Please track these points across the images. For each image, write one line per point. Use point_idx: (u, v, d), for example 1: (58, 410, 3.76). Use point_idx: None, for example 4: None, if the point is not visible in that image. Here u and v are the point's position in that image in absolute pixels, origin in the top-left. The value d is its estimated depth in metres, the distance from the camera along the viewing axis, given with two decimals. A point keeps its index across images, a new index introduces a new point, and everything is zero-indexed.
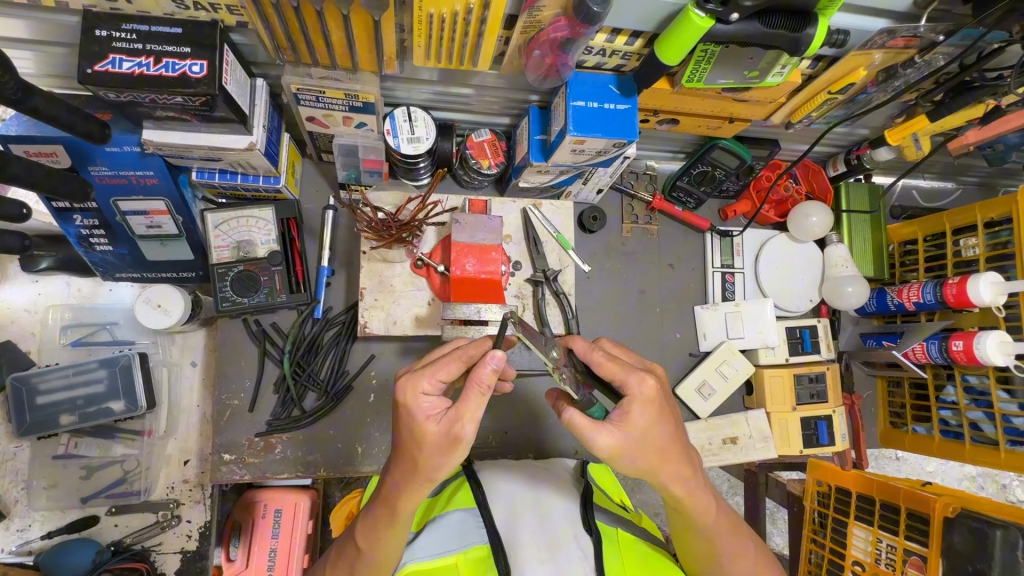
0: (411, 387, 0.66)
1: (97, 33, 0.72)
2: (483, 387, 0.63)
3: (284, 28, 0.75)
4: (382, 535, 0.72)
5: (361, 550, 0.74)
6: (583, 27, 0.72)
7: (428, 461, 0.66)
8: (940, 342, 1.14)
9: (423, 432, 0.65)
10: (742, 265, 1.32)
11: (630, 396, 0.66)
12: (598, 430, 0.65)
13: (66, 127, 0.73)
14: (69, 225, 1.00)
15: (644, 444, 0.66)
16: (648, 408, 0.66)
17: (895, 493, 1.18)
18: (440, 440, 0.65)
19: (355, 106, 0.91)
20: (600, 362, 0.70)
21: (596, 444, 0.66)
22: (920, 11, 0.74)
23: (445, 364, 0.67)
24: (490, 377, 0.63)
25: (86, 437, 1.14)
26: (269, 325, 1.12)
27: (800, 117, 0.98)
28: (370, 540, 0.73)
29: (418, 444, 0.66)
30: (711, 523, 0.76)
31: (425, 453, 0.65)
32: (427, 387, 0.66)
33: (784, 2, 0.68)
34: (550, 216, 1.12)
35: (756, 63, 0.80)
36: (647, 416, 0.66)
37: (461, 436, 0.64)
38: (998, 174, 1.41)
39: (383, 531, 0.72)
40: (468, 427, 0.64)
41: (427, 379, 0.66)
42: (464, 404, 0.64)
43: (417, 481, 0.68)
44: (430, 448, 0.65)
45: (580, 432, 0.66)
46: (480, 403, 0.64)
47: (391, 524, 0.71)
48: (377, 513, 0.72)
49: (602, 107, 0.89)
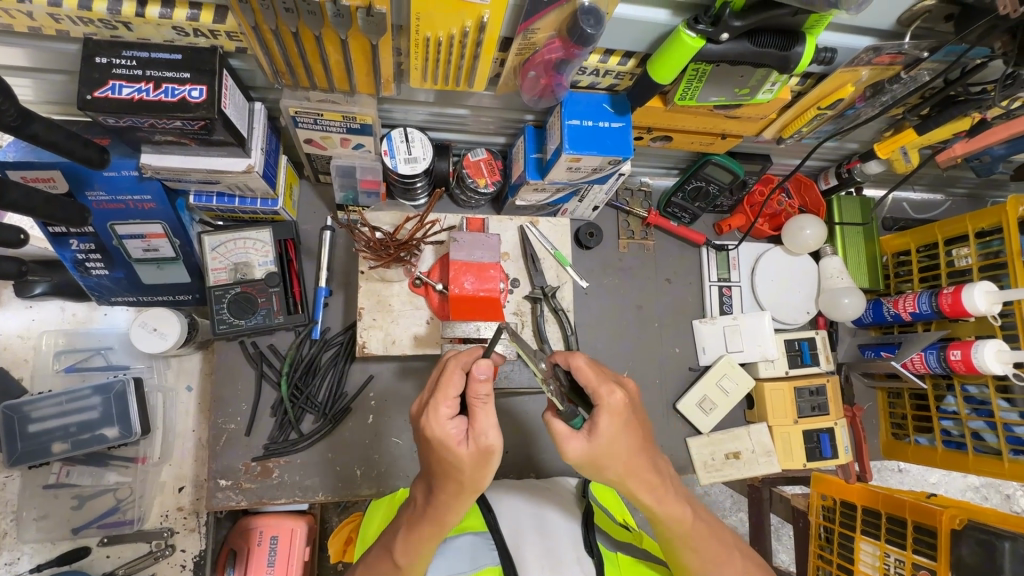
0: (433, 415, 0.65)
1: (97, 60, 0.73)
2: (487, 395, 0.65)
3: (282, 53, 0.77)
4: (425, 544, 0.71)
5: (403, 568, 0.71)
6: (577, 48, 0.74)
7: (469, 478, 0.66)
8: (938, 351, 1.14)
9: (457, 457, 0.65)
10: (739, 279, 1.33)
11: (602, 407, 0.67)
12: (570, 439, 0.66)
13: (65, 153, 0.73)
14: (64, 250, 1.00)
15: (615, 452, 0.67)
16: (616, 418, 0.67)
17: (900, 505, 1.17)
18: (473, 459, 0.65)
19: (353, 128, 0.92)
20: (580, 369, 0.70)
21: (567, 453, 0.67)
22: (904, 29, 0.75)
23: (452, 384, 0.66)
24: (489, 384, 0.64)
25: (78, 465, 1.12)
26: (267, 347, 1.11)
27: (791, 132, 1.00)
28: (412, 554, 0.71)
29: (455, 466, 0.65)
30: (687, 531, 0.77)
31: (464, 473, 0.65)
32: (446, 411, 0.66)
33: (773, 22, 0.70)
34: (547, 233, 1.12)
35: (747, 80, 0.82)
36: (615, 427, 0.67)
37: (490, 446, 0.64)
38: (985, 185, 1.44)
39: (429, 542, 0.71)
40: (494, 437, 0.64)
41: (444, 405, 0.65)
42: (480, 418, 0.64)
43: (461, 496, 0.68)
44: (467, 469, 0.65)
45: (556, 439, 0.67)
46: (491, 410, 0.65)
47: (436, 535, 0.70)
48: (420, 528, 0.71)
49: (597, 126, 0.90)
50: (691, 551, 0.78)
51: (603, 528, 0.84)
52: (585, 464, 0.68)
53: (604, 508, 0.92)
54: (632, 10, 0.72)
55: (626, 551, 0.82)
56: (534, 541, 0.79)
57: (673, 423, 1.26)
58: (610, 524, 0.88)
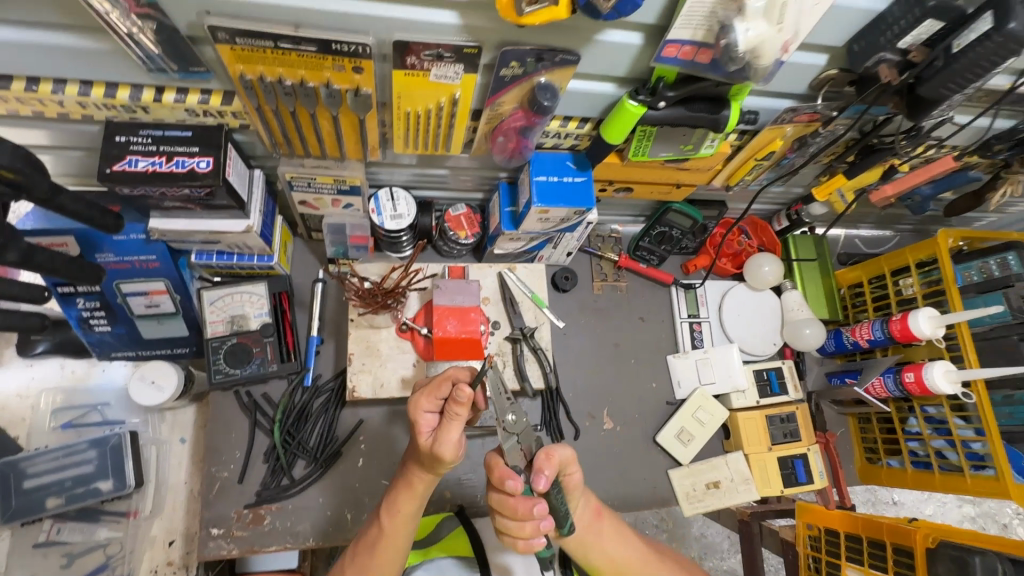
0: (415, 405, 0.77)
1: (117, 139, 0.83)
2: (456, 414, 0.73)
3: (280, 128, 0.87)
4: (403, 508, 0.84)
5: (383, 531, 0.85)
6: (537, 117, 0.85)
7: (428, 462, 0.79)
8: (895, 374, 1.22)
9: (419, 440, 0.78)
10: (707, 315, 1.42)
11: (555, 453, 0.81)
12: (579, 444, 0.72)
13: (84, 219, 0.82)
14: (71, 308, 1.07)
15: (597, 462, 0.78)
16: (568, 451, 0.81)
17: (879, 529, 1.21)
18: (429, 450, 0.77)
19: (343, 190, 1.02)
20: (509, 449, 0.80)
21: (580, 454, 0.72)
22: (815, 93, 0.88)
23: (439, 387, 0.76)
24: (462, 407, 0.71)
25: (70, 521, 1.14)
26: (260, 396, 1.16)
27: (737, 179, 1.12)
28: (392, 514, 0.85)
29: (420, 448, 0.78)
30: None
31: (424, 457, 0.78)
32: (427, 406, 0.77)
33: (703, 92, 0.82)
34: (525, 279, 1.21)
35: (690, 138, 0.94)
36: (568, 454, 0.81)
37: (441, 455, 0.74)
38: (926, 221, 1.57)
39: (406, 506, 0.84)
40: (445, 449, 0.74)
41: (426, 401, 0.77)
42: (445, 427, 0.74)
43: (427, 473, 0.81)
44: (424, 453, 0.78)
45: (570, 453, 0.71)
46: (456, 428, 0.73)
47: (411, 501, 0.84)
48: (398, 490, 0.86)
49: (562, 181, 1.01)
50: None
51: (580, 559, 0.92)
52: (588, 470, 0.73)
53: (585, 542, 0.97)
54: (582, 85, 0.84)
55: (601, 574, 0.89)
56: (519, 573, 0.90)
57: (655, 456, 1.30)
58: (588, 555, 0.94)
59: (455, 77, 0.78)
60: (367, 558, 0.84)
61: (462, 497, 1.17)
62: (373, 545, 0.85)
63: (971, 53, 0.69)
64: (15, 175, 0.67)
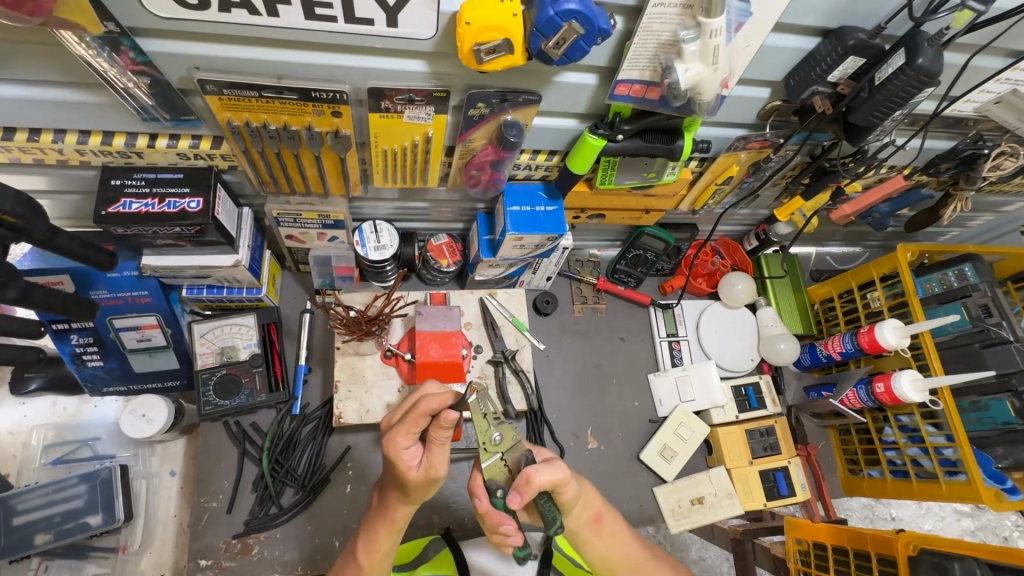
0: (392, 444, 0.75)
1: (112, 182, 0.89)
2: (444, 437, 0.73)
3: (266, 168, 0.93)
4: (382, 545, 0.82)
5: (363, 568, 0.82)
6: (506, 151, 0.92)
7: (416, 492, 0.78)
8: (866, 386, 1.26)
9: (406, 477, 0.75)
10: (686, 333, 1.46)
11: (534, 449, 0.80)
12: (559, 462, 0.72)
13: (79, 258, 0.86)
14: (64, 345, 1.10)
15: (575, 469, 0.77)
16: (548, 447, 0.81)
17: (863, 540, 1.23)
18: (419, 482, 0.75)
19: (328, 224, 1.08)
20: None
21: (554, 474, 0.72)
22: (763, 122, 0.95)
23: (414, 420, 0.74)
24: (448, 430, 0.72)
25: (57, 558, 1.15)
26: (249, 425, 1.18)
27: (702, 203, 1.19)
28: (370, 552, 0.82)
29: (404, 484, 0.77)
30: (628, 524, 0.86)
31: (413, 490, 0.77)
32: (404, 442, 0.75)
33: (658, 124, 0.89)
34: (505, 303, 1.25)
35: (652, 166, 1.01)
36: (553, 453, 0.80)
37: (438, 476, 0.75)
38: (893, 237, 1.63)
39: (384, 542, 0.82)
40: (440, 470, 0.75)
41: (403, 437, 0.75)
42: (432, 453, 0.74)
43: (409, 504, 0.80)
44: (412, 487, 0.76)
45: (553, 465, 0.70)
46: (447, 448, 0.75)
47: (388, 534, 0.82)
48: (376, 527, 0.83)
49: (534, 209, 1.07)
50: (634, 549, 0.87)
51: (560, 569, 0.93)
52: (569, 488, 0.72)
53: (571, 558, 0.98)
54: (547, 121, 0.91)
55: None
56: None
57: (640, 474, 1.33)
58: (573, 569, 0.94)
59: (427, 118, 0.84)
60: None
61: (450, 521, 1.18)
62: None
63: (889, 86, 0.77)
64: (17, 219, 0.72)
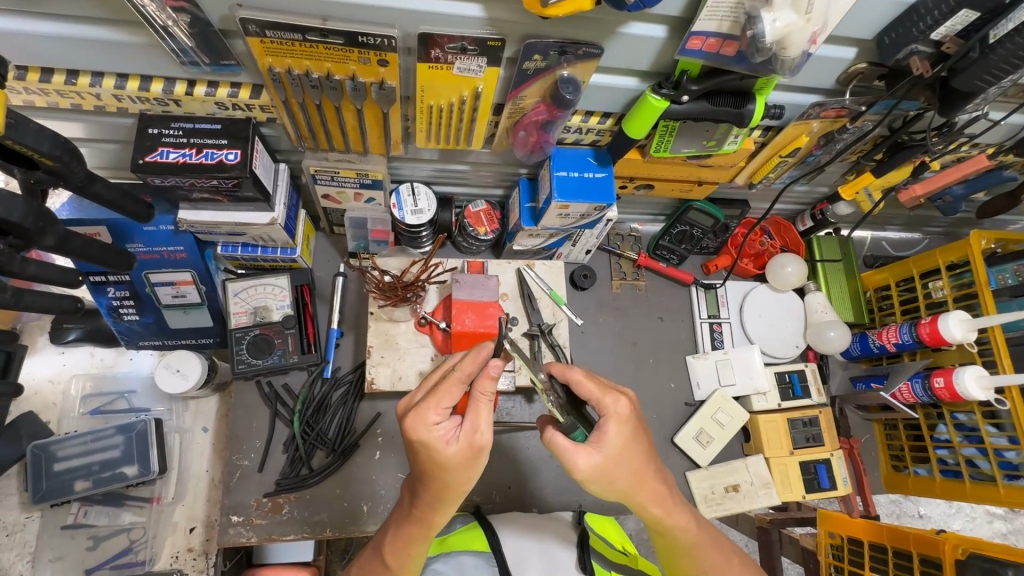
0: (422, 420, 0.69)
1: (150, 131, 0.86)
2: (486, 395, 0.70)
3: (306, 121, 0.89)
4: (413, 549, 0.78)
5: (390, 567, 0.78)
6: (560, 111, 0.85)
7: (457, 476, 0.71)
8: (923, 380, 1.18)
9: (445, 456, 0.69)
10: (728, 315, 1.39)
11: (608, 416, 0.73)
12: (578, 451, 0.71)
13: (117, 208, 0.84)
14: (101, 297, 1.10)
15: (620, 463, 0.72)
16: (623, 426, 0.72)
17: (905, 539, 1.13)
18: (461, 456, 0.70)
19: (366, 184, 1.03)
20: (582, 382, 0.75)
21: (577, 464, 0.71)
22: (843, 87, 0.87)
23: (445, 392, 0.70)
24: (491, 382, 0.70)
25: (96, 504, 1.17)
26: (281, 386, 1.18)
27: (760, 177, 1.11)
28: (399, 554, 0.78)
29: (442, 464, 0.70)
30: (696, 538, 0.82)
31: (453, 470, 0.70)
32: (436, 417, 0.70)
33: (729, 85, 0.81)
34: (543, 275, 1.21)
35: (713, 134, 0.93)
36: (622, 436, 0.72)
37: (483, 445, 0.70)
38: (958, 223, 1.52)
39: (418, 544, 0.77)
40: (486, 436, 0.70)
41: (433, 410, 0.70)
42: (476, 419, 0.70)
43: (447, 497, 0.73)
44: (454, 467, 0.70)
45: (563, 453, 0.71)
46: (488, 410, 0.71)
47: (422, 537, 0.77)
48: (409, 532, 0.77)
49: (582, 176, 1.01)
50: (692, 562, 0.84)
51: (598, 549, 0.89)
52: (594, 476, 0.72)
53: (603, 538, 0.94)
54: (605, 79, 0.84)
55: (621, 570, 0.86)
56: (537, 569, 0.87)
57: (672, 458, 1.28)
58: (608, 550, 0.91)
59: (478, 71, 0.78)
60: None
61: (477, 493, 1.17)
62: None
63: (1008, 43, 0.69)
64: (54, 162, 0.69)
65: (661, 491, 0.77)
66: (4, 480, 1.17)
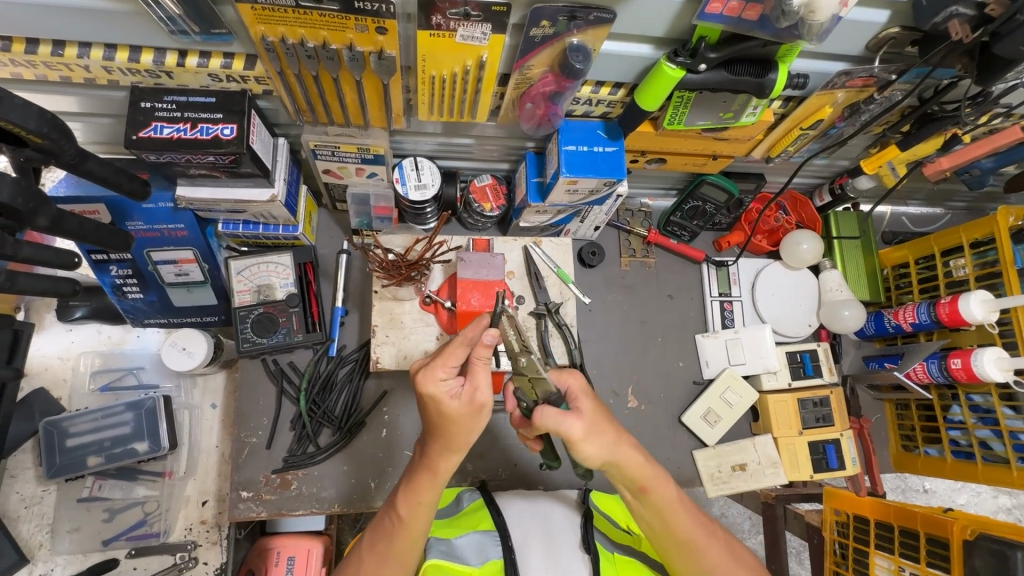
0: (430, 377, 0.70)
1: (142, 105, 0.83)
2: (486, 359, 0.72)
3: (304, 94, 0.85)
4: (424, 499, 0.77)
5: (403, 520, 0.77)
6: (569, 81, 0.81)
7: (460, 431, 0.73)
8: (939, 360, 1.15)
9: (450, 411, 0.71)
10: (739, 294, 1.36)
11: (574, 389, 0.79)
12: (566, 418, 0.73)
13: (112, 186, 0.82)
14: (105, 275, 1.09)
15: (599, 426, 0.76)
16: (588, 395, 0.79)
17: (912, 518, 1.11)
18: (465, 412, 0.71)
19: (367, 158, 1.00)
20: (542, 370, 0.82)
21: (569, 431, 0.73)
22: (872, 54, 0.81)
23: (452, 352, 0.71)
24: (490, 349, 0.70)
25: (109, 478, 1.20)
26: (287, 364, 1.18)
27: (778, 151, 1.06)
28: (411, 506, 0.77)
29: (446, 419, 0.72)
30: (673, 508, 0.81)
31: (455, 426, 0.72)
32: (443, 375, 0.71)
33: (748, 53, 0.76)
34: (551, 253, 1.18)
35: (730, 105, 0.88)
36: (591, 402, 0.78)
37: (484, 402, 0.72)
38: (982, 198, 1.46)
39: (428, 494, 0.77)
40: (487, 394, 0.72)
41: (441, 369, 0.71)
42: (476, 378, 0.72)
43: (451, 448, 0.75)
44: (459, 421, 0.72)
45: (551, 421, 0.73)
46: (488, 371, 0.73)
47: (433, 484, 0.77)
48: (416, 480, 0.78)
49: (591, 151, 0.97)
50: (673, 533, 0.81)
51: (600, 528, 0.88)
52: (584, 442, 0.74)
53: (607, 517, 0.94)
54: (617, 46, 0.79)
55: (623, 550, 0.86)
56: (539, 545, 0.85)
57: (679, 436, 1.28)
58: (612, 529, 0.91)
59: (482, 38, 0.74)
60: (386, 547, 0.78)
61: (482, 470, 1.18)
62: (391, 536, 0.78)
63: None
64: (43, 139, 0.65)
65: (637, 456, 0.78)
66: (20, 455, 1.19)
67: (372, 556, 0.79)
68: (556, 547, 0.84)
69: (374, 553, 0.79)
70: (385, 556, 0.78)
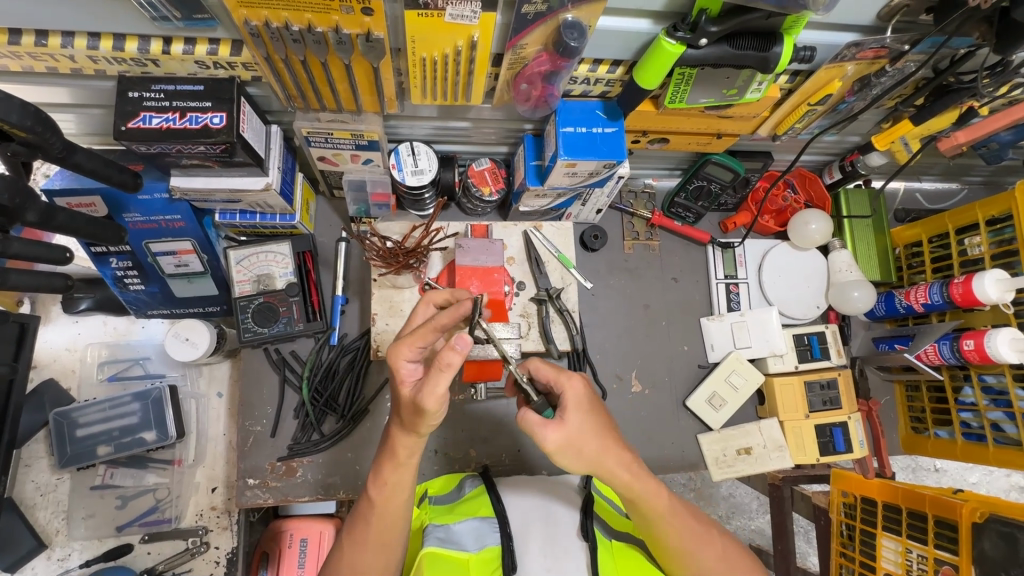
0: (394, 353, 0.74)
1: (130, 95, 0.81)
2: (444, 365, 0.67)
3: (293, 80, 0.83)
4: (389, 478, 0.78)
5: (375, 503, 0.78)
6: (564, 60, 0.78)
7: (408, 419, 0.73)
8: (952, 342, 1.12)
9: (400, 393, 0.74)
10: (746, 275, 1.34)
11: (568, 396, 0.75)
12: (546, 427, 0.72)
13: (103, 179, 0.81)
14: (105, 267, 1.08)
15: (585, 435, 0.73)
16: (582, 407, 0.75)
17: (920, 500, 1.09)
18: (411, 404, 0.72)
19: (361, 145, 0.98)
20: (539, 368, 0.79)
21: (547, 442, 0.72)
22: (884, 24, 0.78)
23: (419, 336, 0.74)
24: (454, 357, 0.66)
25: (120, 467, 1.22)
26: (289, 353, 1.18)
27: (785, 128, 1.03)
28: (380, 488, 0.78)
29: (401, 403, 0.74)
30: (664, 509, 0.79)
31: (403, 411, 0.73)
32: (407, 354, 0.74)
33: (751, 26, 0.73)
34: (551, 237, 1.15)
35: (734, 81, 0.84)
36: (582, 412, 0.75)
37: (425, 406, 0.69)
38: (1001, 171, 1.41)
39: (389, 474, 0.78)
40: (430, 400, 0.68)
41: (406, 349, 0.73)
42: (426, 380, 0.68)
43: (406, 434, 0.75)
44: (405, 409, 0.73)
45: (531, 429, 0.72)
46: (441, 379, 0.68)
47: (395, 466, 0.77)
48: (382, 460, 0.79)
49: (590, 132, 0.94)
50: (669, 533, 0.80)
51: (600, 516, 0.88)
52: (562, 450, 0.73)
53: (608, 501, 0.96)
54: (614, 22, 0.76)
55: (620, 538, 0.86)
56: (540, 534, 0.85)
57: (684, 419, 1.27)
58: (613, 515, 0.92)
59: (472, 17, 0.71)
60: (363, 535, 0.78)
61: (486, 456, 1.18)
62: (366, 520, 0.79)
63: None
64: (27, 133, 0.64)
65: (625, 462, 0.76)
66: (33, 445, 1.22)
67: (350, 541, 0.79)
68: (556, 534, 0.85)
69: (351, 540, 0.79)
70: (362, 544, 0.78)
